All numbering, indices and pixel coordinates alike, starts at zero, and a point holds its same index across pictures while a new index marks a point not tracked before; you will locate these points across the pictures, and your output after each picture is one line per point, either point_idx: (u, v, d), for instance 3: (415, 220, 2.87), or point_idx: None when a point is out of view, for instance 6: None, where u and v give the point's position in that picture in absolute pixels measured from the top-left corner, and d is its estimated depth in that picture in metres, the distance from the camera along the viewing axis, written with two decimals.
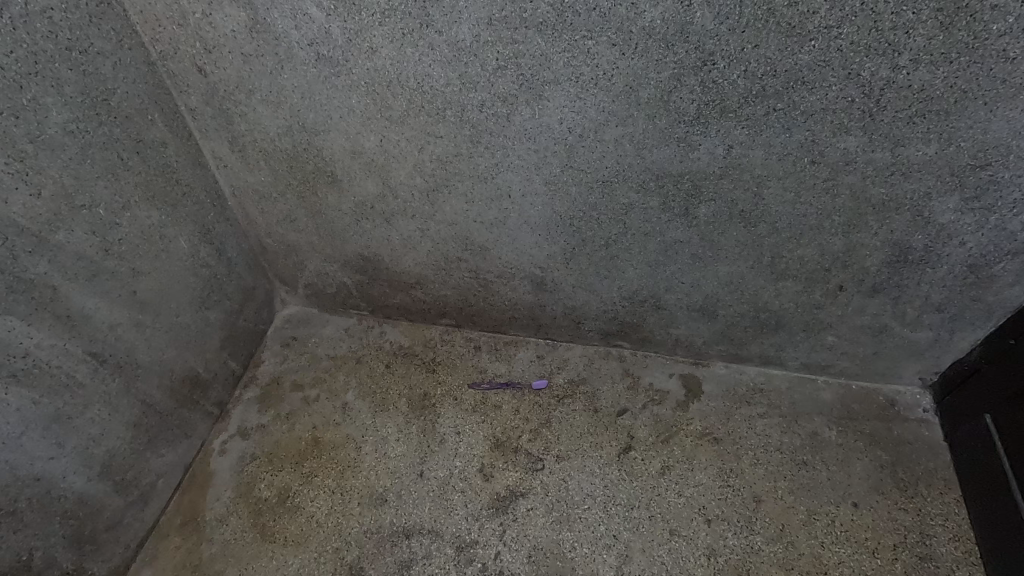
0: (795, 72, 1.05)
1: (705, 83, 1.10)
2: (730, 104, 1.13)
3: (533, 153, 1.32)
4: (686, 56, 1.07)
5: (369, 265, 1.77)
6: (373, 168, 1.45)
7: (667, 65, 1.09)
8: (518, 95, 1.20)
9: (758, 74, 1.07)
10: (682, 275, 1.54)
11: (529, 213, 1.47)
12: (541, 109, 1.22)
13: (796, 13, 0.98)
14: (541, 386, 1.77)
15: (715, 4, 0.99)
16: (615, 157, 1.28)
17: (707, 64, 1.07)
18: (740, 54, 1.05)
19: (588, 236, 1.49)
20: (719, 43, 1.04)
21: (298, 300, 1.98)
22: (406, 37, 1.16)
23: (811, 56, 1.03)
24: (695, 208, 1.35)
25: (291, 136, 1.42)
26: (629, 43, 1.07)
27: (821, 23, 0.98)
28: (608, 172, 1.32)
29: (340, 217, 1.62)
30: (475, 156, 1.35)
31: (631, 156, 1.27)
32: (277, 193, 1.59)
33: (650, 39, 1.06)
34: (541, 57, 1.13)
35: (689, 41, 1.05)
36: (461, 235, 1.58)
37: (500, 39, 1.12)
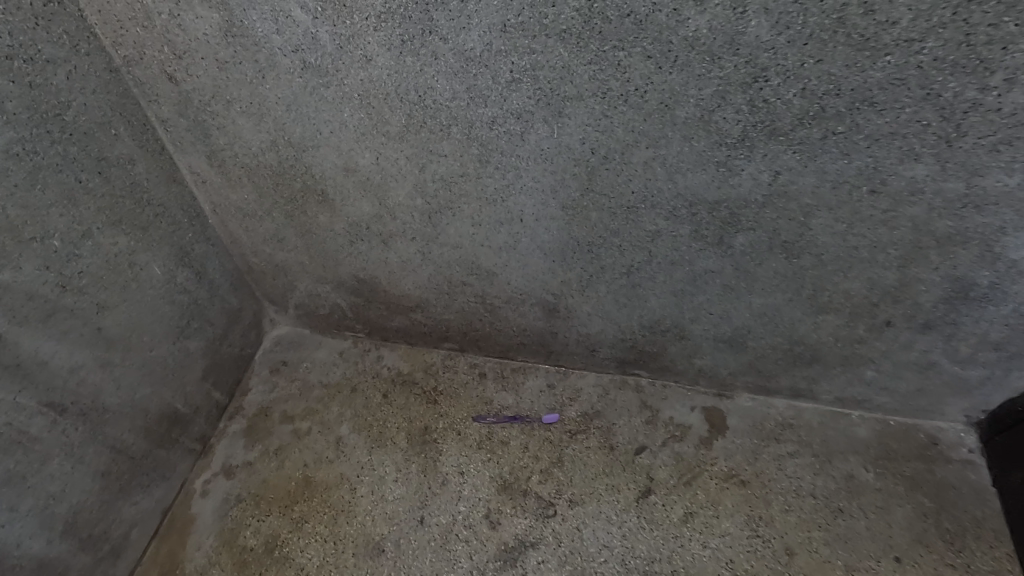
0: (862, 92, 0.90)
1: (754, 102, 0.95)
2: (782, 125, 0.97)
3: (550, 175, 1.16)
4: (734, 71, 0.91)
5: (365, 288, 1.62)
6: (368, 188, 1.30)
7: (711, 81, 0.93)
8: (535, 112, 1.05)
9: (818, 93, 0.91)
10: (710, 305, 1.39)
11: (543, 239, 1.32)
12: (560, 128, 1.06)
13: (871, 23, 0.82)
14: (552, 420, 1.63)
15: (774, 11, 0.83)
16: (643, 181, 1.13)
17: (758, 81, 0.92)
18: (799, 69, 0.89)
19: (608, 264, 1.34)
20: (774, 57, 0.88)
21: (288, 321, 1.83)
22: (406, 47, 1.00)
23: (884, 74, 0.87)
24: (731, 238, 1.20)
25: (276, 152, 1.26)
26: (667, 56, 0.92)
27: (900, 36, 0.82)
28: (634, 197, 1.17)
29: (332, 238, 1.47)
30: (483, 178, 1.20)
31: (661, 180, 1.12)
32: (263, 211, 1.43)
33: (692, 51, 0.90)
34: (563, 70, 0.97)
35: (738, 54, 0.89)
36: (467, 260, 1.43)
37: (514, 49, 0.96)
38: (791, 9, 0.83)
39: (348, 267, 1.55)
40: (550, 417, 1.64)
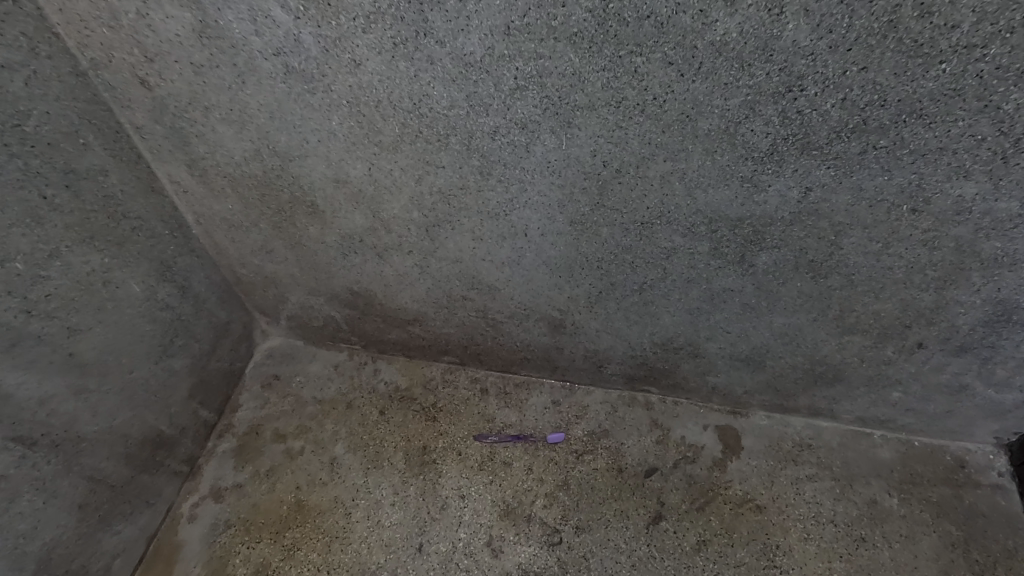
0: (911, 103, 0.80)
1: (787, 114, 0.85)
2: (816, 139, 0.87)
3: (558, 188, 1.06)
4: (766, 79, 0.81)
5: (360, 300, 1.53)
6: (360, 199, 1.20)
7: (739, 90, 0.83)
8: (542, 122, 0.95)
9: (859, 104, 0.81)
10: (727, 324, 1.30)
11: (549, 254, 1.22)
12: (569, 140, 0.97)
13: (927, 27, 0.72)
14: (558, 439, 1.55)
15: (815, 13, 0.73)
16: (659, 196, 1.03)
17: (792, 90, 0.82)
18: (840, 78, 0.79)
19: (618, 281, 1.25)
20: (812, 64, 0.78)
21: (281, 332, 1.75)
22: (399, 52, 0.90)
23: (937, 84, 0.77)
24: (753, 256, 1.11)
25: (260, 161, 1.17)
26: (691, 62, 0.81)
27: (960, 41, 0.72)
28: (649, 213, 1.07)
29: (324, 250, 1.38)
30: (485, 190, 1.10)
31: (679, 196, 1.02)
32: (250, 222, 1.34)
33: (719, 57, 0.80)
34: (574, 77, 0.87)
35: (771, 60, 0.79)
36: (468, 274, 1.34)
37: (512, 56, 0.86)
38: (835, 11, 0.72)
39: (342, 279, 1.46)
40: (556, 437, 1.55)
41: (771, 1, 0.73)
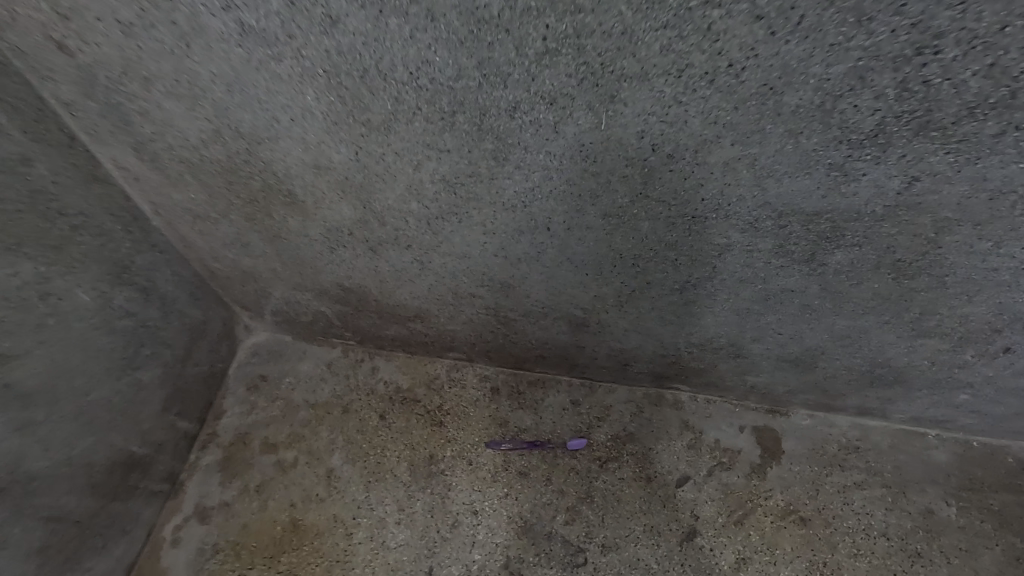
0: None
1: (908, 84, 0.64)
2: (940, 117, 0.67)
3: (589, 178, 0.86)
4: (889, 38, 0.60)
5: (352, 296, 1.34)
6: (348, 189, 0.99)
7: (848, 53, 0.62)
8: (575, 96, 0.74)
9: (1012, 72, 0.60)
10: (779, 326, 1.12)
11: (575, 249, 1.03)
12: (610, 118, 0.76)
13: None
14: (580, 445, 1.40)
15: None
16: (715, 185, 0.83)
17: (924, 53, 0.60)
18: (996, 36, 0.57)
19: (656, 279, 1.06)
20: (960, 17, 0.57)
21: (266, 327, 1.57)
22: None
23: None
24: (823, 255, 0.92)
25: (223, 145, 0.96)
26: (787, 15, 0.60)
27: None
28: (701, 205, 0.87)
29: (308, 244, 1.18)
30: (501, 179, 0.90)
31: (741, 186, 0.82)
32: (219, 214, 1.14)
33: (829, 8, 0.58)
34: (622, 37, 0.65)
35: (903, 12, 0.57)
36: (477, 271, 1.15)
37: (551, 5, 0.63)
38: None
39: (331, 275, 1.27)
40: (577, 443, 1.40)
41: None
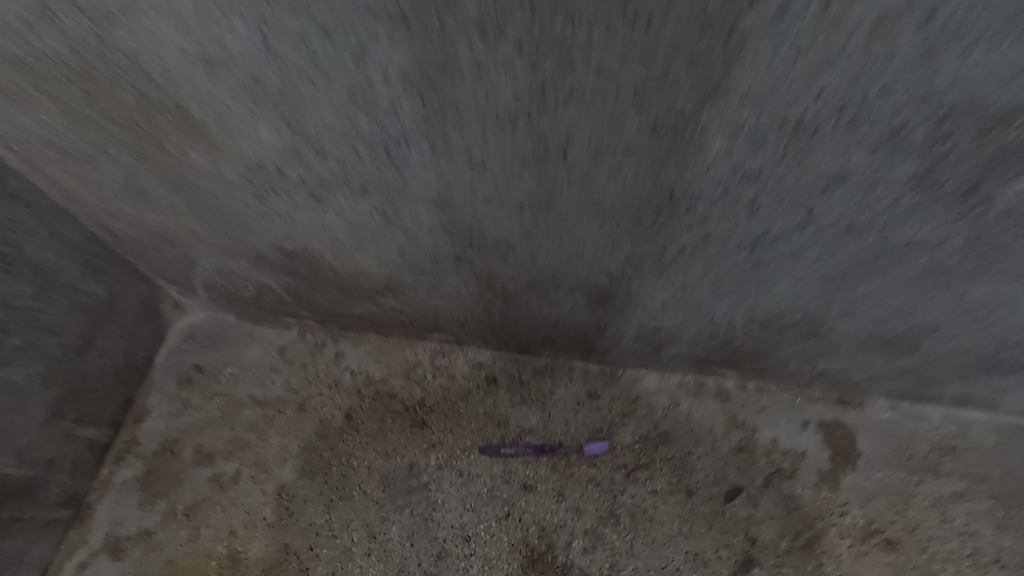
0: None
1: None
2: None
3: (636, 56, 0.52)
4: None
5: (299, 263, 1.01)
6: (263, 99, 0.66)
7: None
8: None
9: None
10: (885, 294, 0.81)
11: (604, 184, 0.70)
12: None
13: None
14: (600, 450, 1.10)
15: None
16: (853, 60, 0.48)
17: None
18: None
19: (719, 228, 0.73)
20: None
21: (203, 304, 1.25)
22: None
23: None
24: (997, 183, 0.59)
25: (56, 23, 0.61)
26: None
27: None
28: (818, 99, 0.53)
29: (227, 190, 0.84)
30: (490, 66, 0.56)
31: (896, 58, 0.48)
32: (92, 147, 0.80)
33: None
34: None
35: None
36: (463, 222, 0.82)
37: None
38: None
39: (267, 234, 0.94)
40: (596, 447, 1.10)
41: None
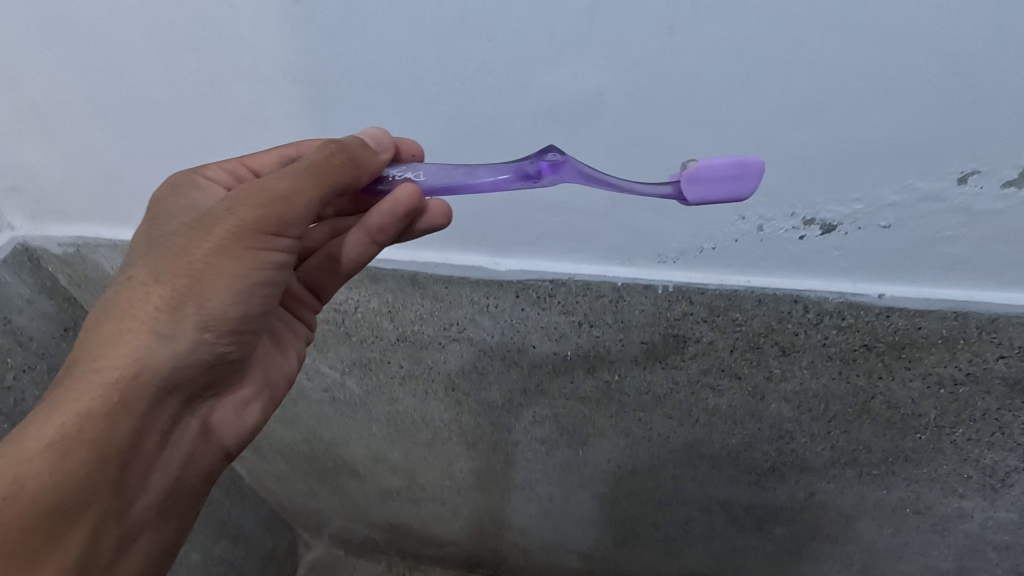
0: (894, 450, 0.82)
1: (781, 449, 0.89)
2: (811, 463, 0.89)
3: (719, 308, 0.73)
4: (743, 436, 0.88)
5: (399, 488, 1.35)
6: (398, 469, 1.26)
7: (735, 434, 0.88)
8: (779, 190, 0.59)
9: (846, 449, 0.85)
10: (758, 566, 1.30)
11: (656, 403, 0.88)
12: (812, 218, 0.61)
13: (896, 412, 0.77)
14: (751, 187, 0.56)
15: (792, 399, 0.80)
16: (895, 305, 0.66)
17: (782, 437, 0.86)
18: (826, 434, 0.83)
19: (758, 432, 0.87)
20: (797, 426, 0.84)
21: (324, 543, 1.81)
22: (563, 58, 0.53)
23: (915, 443, 0.80)
24: (955, 439, 0.77)
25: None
26: (687, 415, 0.88)
27: (931, 422, 0.76)
28: (836, 346, 0.72)
29: (344, 388, 1.05)
30: (619, 289, 0.74)
31: (902, 327, 0.68)
32: (33, 27, 0.64)
33: (713, 415, 0.87)
34: (843, 161, 0.55)
35: (761, 422, 0.85)
36: (500, 495, 1.26)
37: (904, 63, 0.47)
38: (810, 398, 0.79)
39: (383, 438, 1.16)
40: (721, 180, 0.55)
41: (753, 388, 0.80)
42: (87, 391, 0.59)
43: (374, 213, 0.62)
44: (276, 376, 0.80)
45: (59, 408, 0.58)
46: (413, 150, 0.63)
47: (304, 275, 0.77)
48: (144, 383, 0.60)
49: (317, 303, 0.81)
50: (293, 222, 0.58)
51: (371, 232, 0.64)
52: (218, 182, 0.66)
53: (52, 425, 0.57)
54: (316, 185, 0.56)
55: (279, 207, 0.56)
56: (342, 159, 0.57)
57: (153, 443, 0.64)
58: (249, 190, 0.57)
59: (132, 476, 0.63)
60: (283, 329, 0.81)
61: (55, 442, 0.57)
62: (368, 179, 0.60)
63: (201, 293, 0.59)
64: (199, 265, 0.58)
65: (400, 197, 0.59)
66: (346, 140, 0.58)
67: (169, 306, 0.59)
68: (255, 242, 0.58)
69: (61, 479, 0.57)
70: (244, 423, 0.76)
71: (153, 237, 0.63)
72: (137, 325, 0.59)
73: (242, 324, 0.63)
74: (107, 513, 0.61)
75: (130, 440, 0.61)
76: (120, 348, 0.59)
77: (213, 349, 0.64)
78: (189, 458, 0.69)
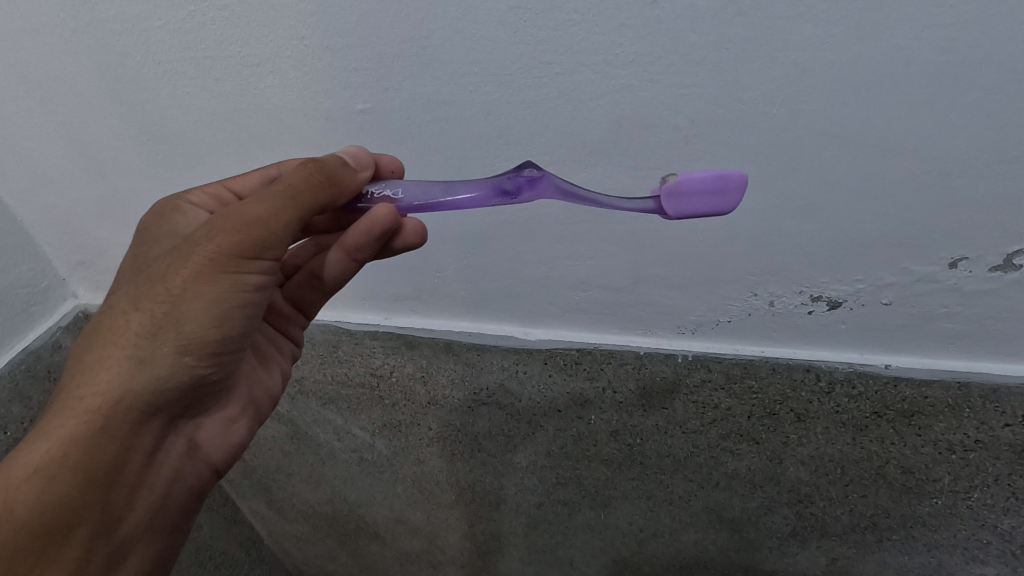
0: (912, 515, 0.82)
1: (802, 513, 0.89)
2: (832, 528, 0.89)
3: (736, 376, 0.78)
4: (765, 501, 0.90)
5: (418, 552, 1.31)
6: (420, 531, 1.25)
7: (755, 498, 0.90)
8: (786, 271, 0.66)
9: (867, 513, 0.85)
10: None
11: (677, 466, 0.91)
12: (819, 295, 0.67)
13: (911, 476, 0.78)
14: (733, 201, 0.57)
15: (809, 463, 0.83)
16: (901, 375, 0.71)
17: (802, 501, 0.87)
18: (844, 497, 0.85)
19: (777, 496, 0.88)
20: (817, 489, 0.85)
21: None
22: (593, 161, 0.61)
23: (933, 507, 0.80)
24: (969, 504, 0.78)
25: (210, 42, 0.62)
26: (708, 478, 0.90)
27: (944, 486, 0.77)
28: (848, 413, 0.76)
29: (373, 448, 1.09)
30: (641, 357, 0.81)
31: (910, 397, 0.72)
32: (129, 131, 0.74)
33: (734, 479, 0.89)
34: (843, 248, 0.62)
35: (780, 485, 0.87)
36: (519, 560, 1.22)
37: (891, 169, 0.55)
38: (825, 461, 0.82)
39: (407, 500, 1.17)
40: (705, 196, 0.57)
41: (770, 453, 0.84)
42: (72, 417, 0.53)
43: (349, 232, 0.59)
44: (262, 394, 0.70)
45: (45, 435, 0.53)
46: (393, 168, 0.63)
47: (288, 292, 0.72)
48: (125, 408, 0.53)
49: (305, 318, 0.75)
50: (272, 241, 0.53)
51: (346, 252, 0.61)
52: (202, 207, 0.63)
53: (38, 451, 0.52)
54: (295, 208, 0.52)
55: (256, 231, 0.52)
56: (320, 178, 0.53)
57: (137, 467, 0.56)
58: (226, 217, 0.52)
59: (119, 502, 0.55)
60: (268, 343, 0.72)
61: (44, 466, 0.52)
62: (344, 199, 0.57)
63: (176, 314, 0.52)
64: (177, 289, 0.52)
65: (375, 217, 0.56)
66: (324, 159, 0.55)
67: (149, 332, 0.53)
68: (231, 266, 0.52)
69: (46, 503, 0.52)
70: (230, 443, 0.65)
71: (138, 265, 0.59)
72: (117, 350, 0.53)
73: (225, 343, 0.56)
74: (96, 535, 0.54)
75: (115, 463, 0.54)
76: (100, 374, 0.53)
77: (197, 372, 0.56)
78: (177, 480, 0.60)
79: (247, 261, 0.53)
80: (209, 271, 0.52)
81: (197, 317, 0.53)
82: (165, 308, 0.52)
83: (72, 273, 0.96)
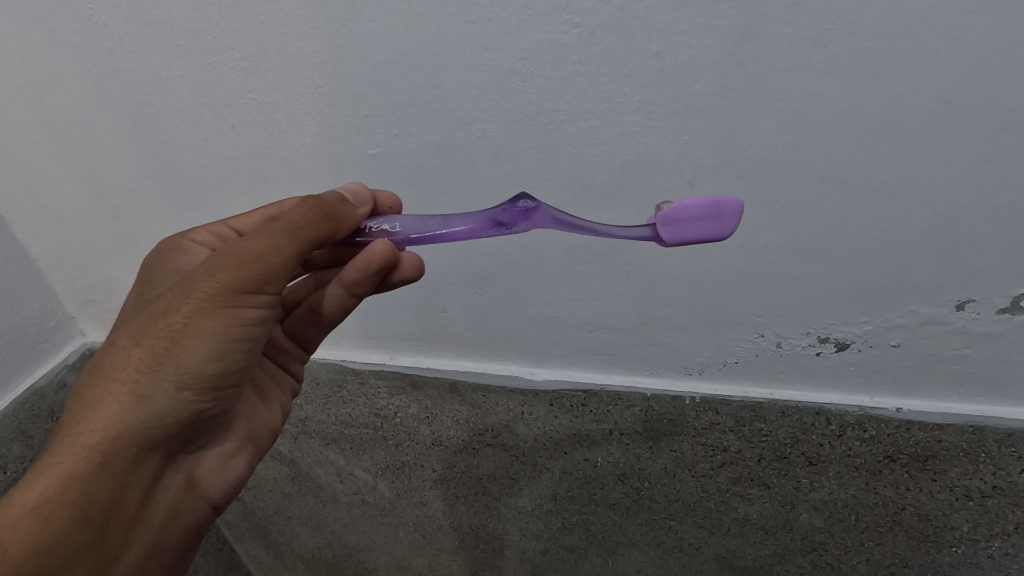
0: (930, 564, 0.78)
1: (818, 564, 0.84)
2: None
3: (745, 419, 0.77)
4: (778, 548, 0.86)
5: None
6: None
7: (767, 546, 0.86)
8: (793, 312, 0.66)
9: (884, 563, 0.81)
10: None
11: (686, 511, 0.88)
12: (826, 336, 0.67)
13: (928, 524, 0.75)
14: (730, 226, 0.54)
15: (823, 509, 0.80)
16: (913, 419, 0.70)
17: (817, 548, 0.83)
18: (861, 546, 0.80)
19: (790, 544, 0.84)
20: (831, 537, 0.81)
21: None
22: (598, 204, 0.62)
23: (953, 556, 0.76)
24: (992, 554, 0.74)
25: (227, 91, 0.64)
26: (718, 525, 0.87)
27: (964, 534, 0.74)
28: (860, 458, 0.75)
29: (375, 491, 1.07)
30: (648, 399, 0.81)
31: (923, 440, 0.71)
32: (146, 174, 0.76)
33: (745, 525, 0.86)
34: (849, 290, 0.62)
35: (793, 532, 0.83)
36: None
37: (892, 212, 0.55)
38: (839, 508, 0.79)
39: (408, 546, 1.12)
40: (697, 222, 0.54)
41: (782, 498, 0.81)
42: (69, 454, 0.52)
43: (348, 268, 0.59)
44: (261, 429, 0.69)
45: (43, 473, 0.52)
46: (391, 204, 0.63)
47: (288, 328, 0.72)
48: (125, 444, 0.52)
49: (304, 352, 0.75)
50: (273, 275, 0.54)
51: (345, 287, 0.61)
52: (204, 244, 0.64)
53: (34, 489, 0.51)
54: (295, 243, 0.53)
55: (256, 265, 0.53)
56: (318, 214, 0.55)
57: (134, 505, 0.55)
58: (228, 253, 0.53)
59: (114, 543, 0.54)
60: (267, 378, 0.72)
61: (40, 505, 0.51)
62: (343, 234, 0.58)
63: (177, 349, 0.52)
64: (179, 324, 0.52)
65: (372, 253, 0.57)
66: (323, 195, 0.56)
67: (150, 366, 0.52)
68: (231, 301, 0.53)
69: (42, 544, 0.50)
70: (229, 480, 0.64)
71: (141, 302, 0.59)
72: (117, 386, 0.52)
73: (225, 377, 0.56)
74: None
75: (111, 502, 0.53)
76: (99, 411, 0.52)
77: (196, 408, 0.55)
78: (175, 517, 0.59)
79: (248, 294, 0.53)
80: (211, 304, 0.52)
81: (198, 351, 0.53)
82: (166, 343, 0.52)
83: (82, 311, 0.97)
